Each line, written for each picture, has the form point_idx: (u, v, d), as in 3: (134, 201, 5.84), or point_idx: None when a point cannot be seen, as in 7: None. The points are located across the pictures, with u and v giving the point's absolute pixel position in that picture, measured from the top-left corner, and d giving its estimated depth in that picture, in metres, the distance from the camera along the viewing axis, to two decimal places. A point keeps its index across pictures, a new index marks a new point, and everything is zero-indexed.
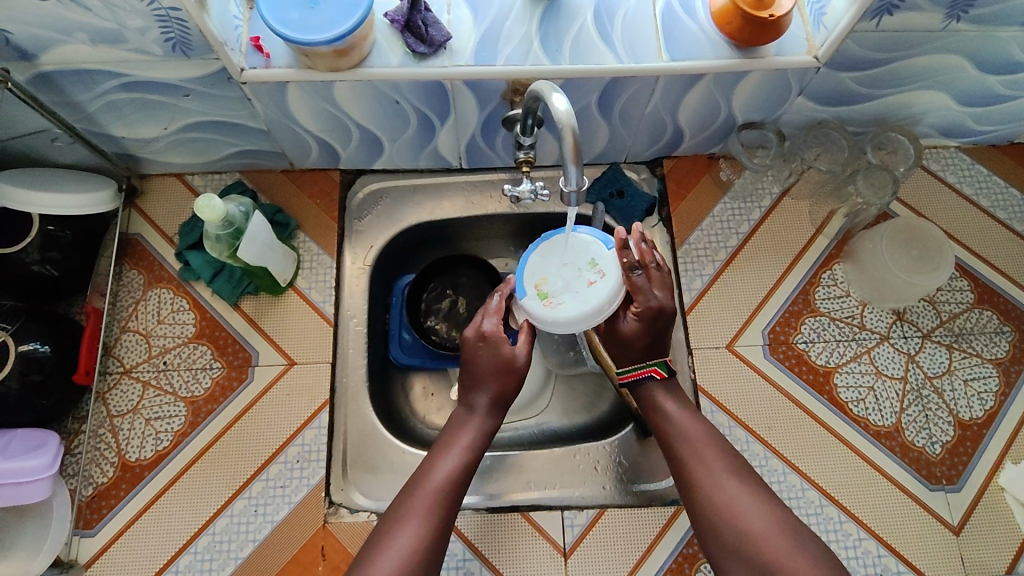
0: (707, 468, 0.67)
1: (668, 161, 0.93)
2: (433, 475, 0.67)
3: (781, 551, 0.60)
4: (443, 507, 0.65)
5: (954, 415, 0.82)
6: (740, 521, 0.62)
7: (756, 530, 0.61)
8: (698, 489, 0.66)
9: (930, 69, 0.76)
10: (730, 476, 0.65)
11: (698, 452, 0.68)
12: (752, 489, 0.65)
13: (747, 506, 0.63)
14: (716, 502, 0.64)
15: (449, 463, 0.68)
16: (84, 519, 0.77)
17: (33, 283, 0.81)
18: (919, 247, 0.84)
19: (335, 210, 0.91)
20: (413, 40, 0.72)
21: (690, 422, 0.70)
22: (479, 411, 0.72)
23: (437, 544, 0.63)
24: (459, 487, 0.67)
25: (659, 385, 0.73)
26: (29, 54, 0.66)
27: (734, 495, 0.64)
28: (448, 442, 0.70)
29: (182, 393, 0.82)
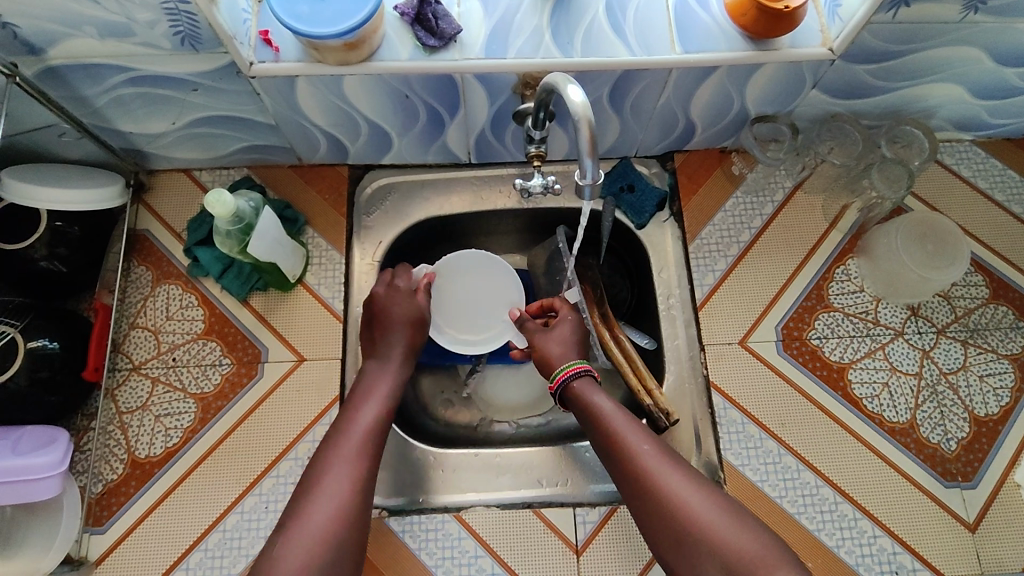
0: (636, 455, 0.66)
1: (679, 155, 0.92)
2: (355, 422, 0.70)
3: (720, 534, 0.58)
4: (368, 453, 0.67)
5: (969, 411, 0.82)
6: (674, 507, 0.61)
7: (696, 514, 0.60)
8: (629, 479, 0.65)
9: (946, 61, 0.75)
10: (661, 459, 0.65)
11: (625, 441, 0.67)
12: (685, 473, 0.64)
13: (680, 492, 0.62)
14: (649, 490, 0.63)
15: (372, 410, 0.72)
16: (94, 516, 0.77)
17: (41, 279, 0.80)
18: (935, 242, 0.83)
19: (344, 205, 0.90)
20: (423, 33, 0.71)
21: (615, 410, 0.70)
22: (392, 362, 0.77)
23: (366, 487, 0.65)
24: (379, 434, 0.70)
25: (583, 380, 0.74)
26: (37, 48, 0.65)
27: (666, 480, 0.63)
28: (370, 391, 0.74)
29: (191, 390, 0.82)
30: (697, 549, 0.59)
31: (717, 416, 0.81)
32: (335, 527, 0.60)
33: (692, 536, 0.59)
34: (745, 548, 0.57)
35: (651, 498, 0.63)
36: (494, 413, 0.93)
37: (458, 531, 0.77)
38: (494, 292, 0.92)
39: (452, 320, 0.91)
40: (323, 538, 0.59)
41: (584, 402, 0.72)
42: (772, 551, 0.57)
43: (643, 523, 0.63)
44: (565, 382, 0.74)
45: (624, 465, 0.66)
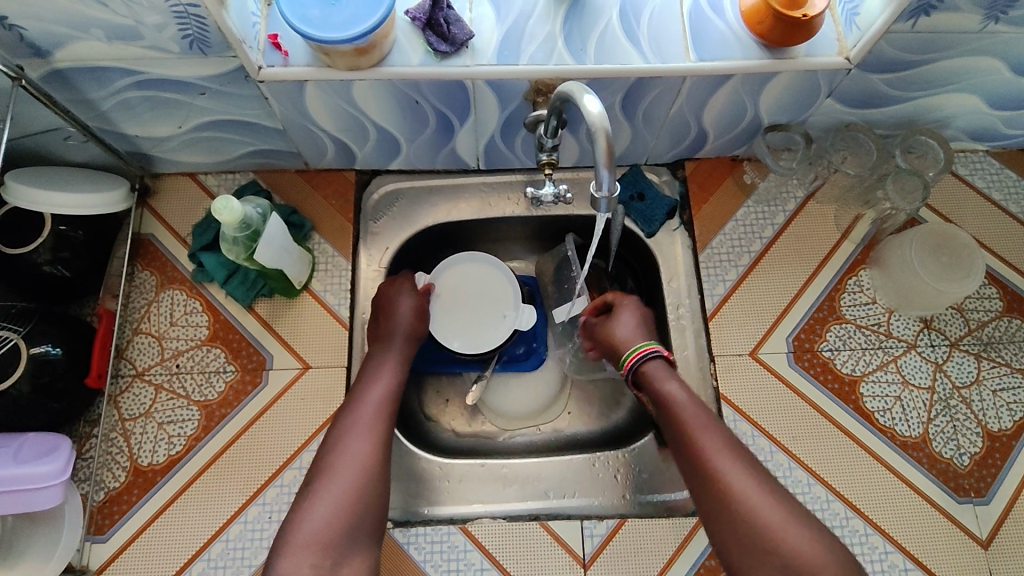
0: (708, 449, 0.63)
1: (689, 163, 0.91)
2: (367, 398, 0.72)
3: (796, 546, 0.57)
4: (381, 428, 0.70)
5: (982, 425, 0.81)
6: (748, 513, 0.58)
7: (772, 524, 0.58)
8: (698, 474, 0.62)
9: (964, 71, 0.74)
10: (731, 459, 0.62)
11: (697, 434, 0.64)
12: (760, 476, 0.61)
13: (757, 497, 0.59)
14: (721, 490, 0.60)
15: (382, 386, 0.73)
16: (96, 524, 0.76)
17: (44, 284, 0.79)
18: (950, 254, 0.82)
19: (351, 211, 0.89)
20: (434, 39, 0.70)
21: (688, 400, 0.67)
22: (397, 342, 0.79)
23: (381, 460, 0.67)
24: (390, 413, 0.72)
25: (655, 364, 0.71)
26: (43, 51, 0.64)
27: (741, 482, 0.60)
28: (381, 367, 0.76)
29: (195, 397, 0.81)
30: (774, 559, 0.57)
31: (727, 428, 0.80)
32: (351, 502, 0.63)
33: (768, 543, 0.57)
34: (818, 564, 0.56)
35: (722, 499, 0.60)
36: (500, 423, 0.92)
37: (464, 544, 0.76)
38: (496, 295, 0.91)
39: (452, 322, 0.89)
40: (339, 513, 0.62)
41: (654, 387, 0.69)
42: (844, 569, 0.56)
43: (708, 519, 0.61)
44: (640, 360, 0.71)
45: (694, 460, 0.63)
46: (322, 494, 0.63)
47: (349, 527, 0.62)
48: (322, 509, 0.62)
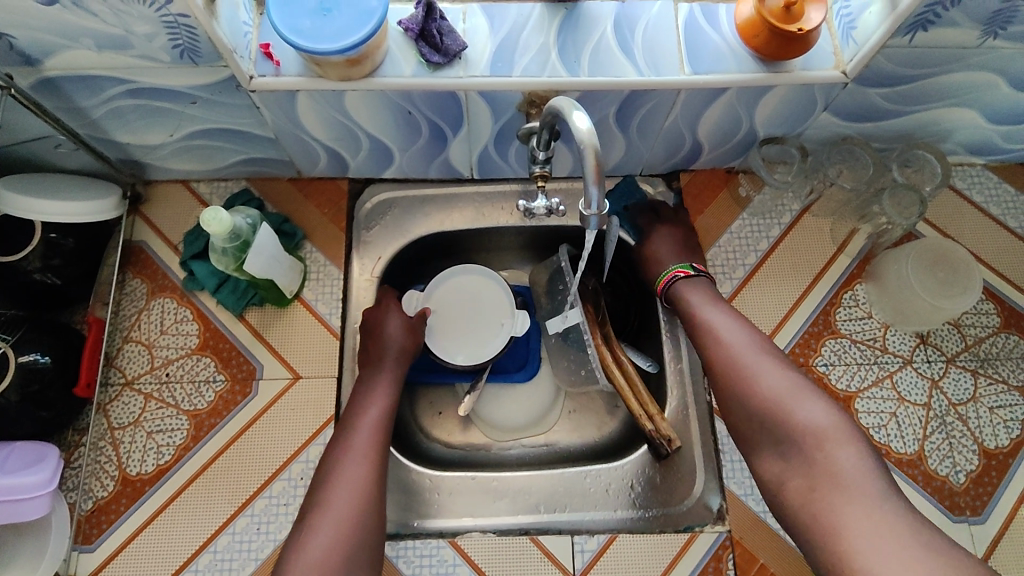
0: (719, 338, 0.72)
1: (684, 174, 0.91)
2: (361, 424, 0.72)
3: (792, 410, 0.64)
4: (375, 456, 0.70)
5: (979, 443, 0.80)
6: (751, 381, 0.68)
7: (774, 391, 0.66)
8: (712, 358, 0.72)
9: (962, 86, 0.74)
10: (749, 347, 0.71)
11: (713, 326, 0.74)
12: (769, 356, 0.70)
13: (758, 371, 0.68)
14: (730, 368, 0.70)
15: (375, 412, 0.74)
16: (83, 534, 0.75)
17: (34, 291, 0.79)
18: (947, 269, 0.81)
19: (343, 220, 0.89)
20: (427, 49, 0.70)
21: (710, 305, 0.76)
22: (387, 367, 0.78)
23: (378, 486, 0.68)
24: (384, 437, 0.72)
25: (684, 282, 0.79)
26: (33, 59, 0.64)
27: (750, 360, 0.69)
28: (373, 393, 0.75)
29: (184, 406, 0.80)
30: (772, 419, 0.65)
31: (720, 444, 0.79)
32: (349, 533, 0.64)
33: (768, 408, 0.66)
34: (813, 422, 0.63)
35: (731, 375, 0.70)
36: (492, 435, 0.92)
37: (453, 558, 0.75)
38: (488, 307, 0.91)
39: (447, 337, 0.89)
40: (337, 548, 0.63)
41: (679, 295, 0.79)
42: (839, 427, 0.63)
43: (722, 393, 0.70)
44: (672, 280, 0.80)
45: (710, 347, 0.73)
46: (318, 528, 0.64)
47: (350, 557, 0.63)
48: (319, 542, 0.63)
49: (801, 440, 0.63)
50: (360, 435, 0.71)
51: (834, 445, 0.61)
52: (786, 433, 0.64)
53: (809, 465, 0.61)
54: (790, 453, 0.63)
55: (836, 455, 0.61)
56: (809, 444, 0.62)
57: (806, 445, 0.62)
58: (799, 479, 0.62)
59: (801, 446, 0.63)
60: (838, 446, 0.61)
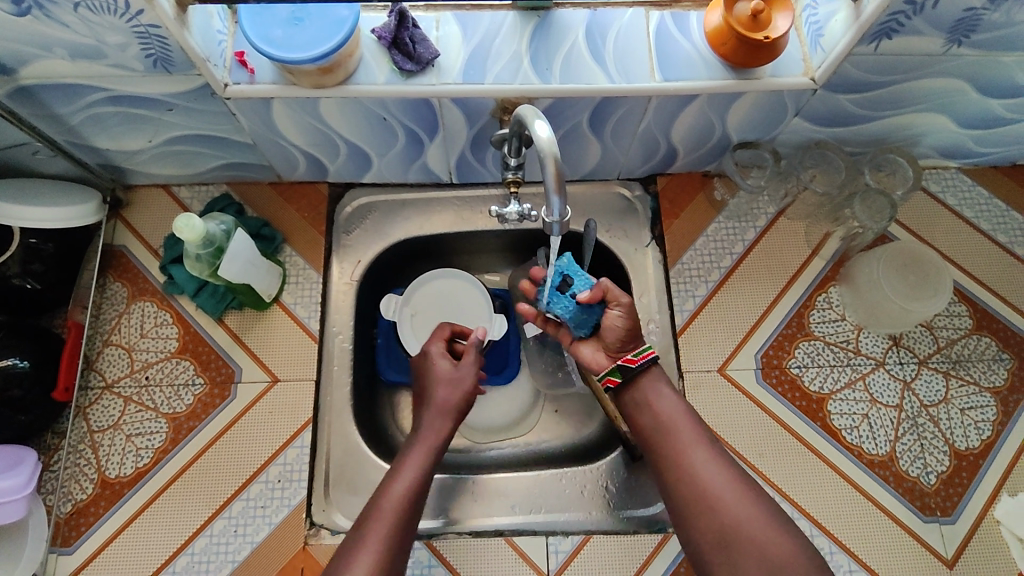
0: (681, 446, 0.67)
1: (661, 178, 0.91)
2: (391, 489, 0.67)
3: (762, 543, 0.60)
4: (398, 530, 0.64)
5: (950, 444, 0.81)
6: (720, 506, 0.62)
7: (745, 520, 0.61)
8: (676, 472, 0.66)
9: (930, 91, 0.74)
10: (712, 461, 0.65)
11: (677, 432, 0.68)
12: (733, 473, 0.65)
13: (727, 491, 0.63)
14: (696, 486, 0.64)
15: (406, 475, 0.68)
16: (62, 536, 0.76)
17: (14, 296, 0.79)
18: (918, 272, 0.82)
19: (323, 223, 0.90)
20: (400, 57, 0.70)
21: (674, 404, 0.70)
22: (429, 419, 0.74)
23: (393, 560, 0.62)
24: (417, 502, 0.67)
25: (649, 372, 0.72)
26: (7, 68, 0.65)
27: (716, 479, 0.64)
28: (414, 449, 0.71)
29: (164, 409, 0.81)
30: (743, 554, 0.60)
31: None
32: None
33: (739, 538, 0.60)
34: (781, 552, 0.59)
35: (697, 495, 0.64)
36: (473, 436, 0.92)
37: (428, 559, 0.76)
38: (468, 309, 0.92)
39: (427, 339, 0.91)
40: None
41: (640, 388, 0.71)
42: (812, 564, 0.59)
43: (685, 516, 0.64)
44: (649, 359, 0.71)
45: (672, 458, 0.67)
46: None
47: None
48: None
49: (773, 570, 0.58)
50: (387, 500, 0.66)
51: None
52: (760, 565, 0.59)
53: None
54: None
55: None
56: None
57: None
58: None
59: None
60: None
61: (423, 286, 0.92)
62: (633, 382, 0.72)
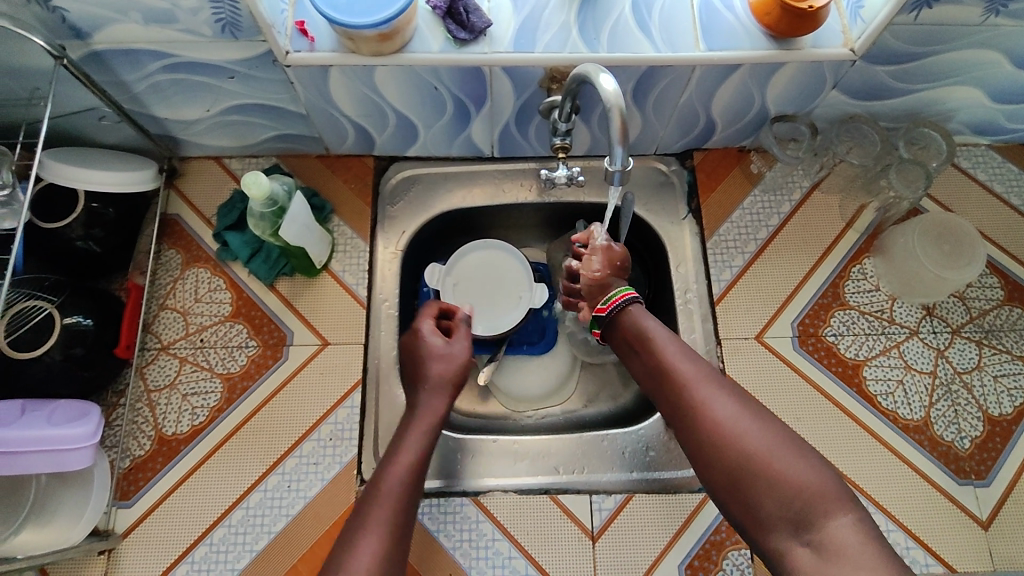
0: (682, 385, 0.65)
1: (698, 153, 0.94)
2: (391, 471, 0.64)
3: (772, 469, 0.56)
4: (406, 501, 0.63)
5: (983, 410, 0.82)
6: (723, 436, 0.59)
7: (753, 444, 0.57)
8: (679, 410, 0.64)
9: (965, 64, 0.77)
10: (717, 392, 0.62)
11: (677, 371, 0.66)
12: (738, 402, 0.61)
13: (731, 416, 0.60)
14: (699, 421, 0.61)
15: (407, 455, 0.66)
16: (122, 490, 0.78)
17: (75, 259, 0.82)
18: (952, 242, 0.84)
19: (369, 195, 0.93)
20: (454, 27, 0.73)
21: (673, 347, 0.68)
22: (426, 398, 0.73)
23: (400, 542, 0.60)
24: (418, 483, 0.65)
25: (634, 308, 0.73)
26: (83, 33, 0.68)
27: (720, 410, 0.61)
28: (415, 430, 0.69)
29: (218, 369, 0.84)
30: (751, 485, 0.56)
31: None
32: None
33: (745, 466, 0.57)
34: (796, 479, 0.55)
35: (701, 427, 0.61)
36: (509, 404, 0.95)
37: (476, 515, 0.78)
38: (507, 281, 0.95)
39: (465, 307, 0.93)
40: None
41: (637, 336, 0.71)
42: (829, 489, 0.54)
43: (693, 454, 0.62)
44: (620, 306, 0.74)
45: (677, 391, 0.65)
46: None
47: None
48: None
49: (789, 501, 0.54)
50: (389, 484, 0.63)
51: (827, 507, 0.53)
52: (776, 496, 0.55)
53: (810, 542, 0.52)
54: (786, 524, 0.54)
55: (839, 524, 0.52)
56: (804, 511, 0.53)
57: (801, 513, 0.53)
58: (802, 559, 0.52)
59: (796, 514, 0.54)
60: (830, 508, 0.53)
61: (462, 258, 0.95)
62: (626, 330, 0.73)
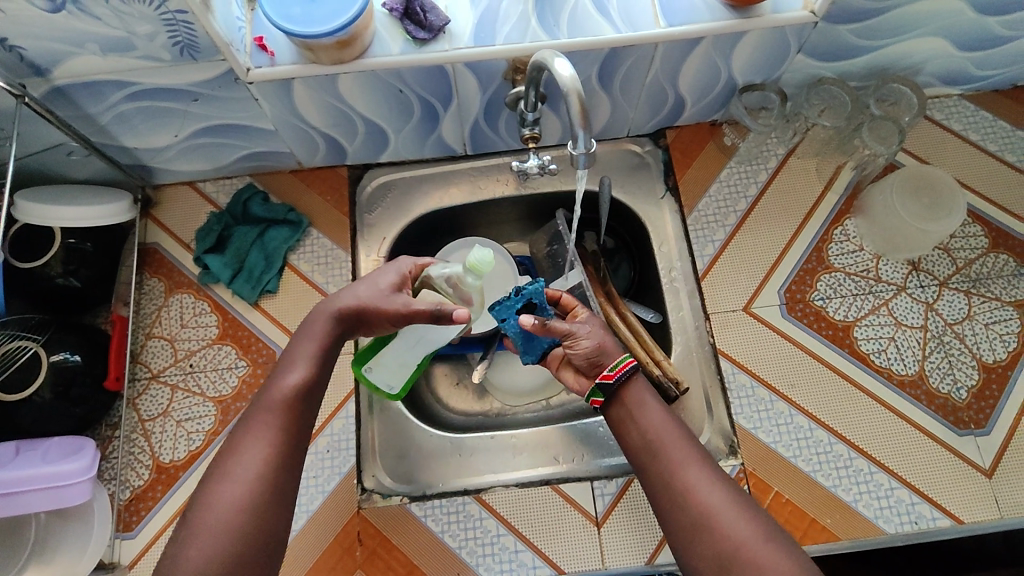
0: (674, 464, 0.62)
1: (670, 131, 0.94)
2: (282, 390, 0.64)
3: (762, 564, 0.55)
4: (289, 425, 0.62)
5: (977, 358, 0.82)
6: (718, 526, 0.57)
7: (741, 536, 0.56)
8: (670, 491, 0.61)
9: (928, 15, 0.76)
10: (706, 477, 0.60)
11: (669, 449, 0.63)
12: (729, 488, 0.60)
13: (721, 503, 0.58)
14: (692, 507, 0.59)
15: (295, 375, 0.65)
16: (124, 521, 0.78)
17: (57, 297, 0.82)
18: (931, 195, 0.84)
19: (346, 205, 0.92)
20: (412, 27, 0.73)
21: (665, 424, 0.64)
22: (316, 329, 0.68)
23: (291, 451, 0.62)
24: (308, 403, 0.65)
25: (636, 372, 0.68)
26: (42, 69, 0.68)
27: (710, 495, 0.59)
28: (300, 352, 0.67)
29: (210, 394, 0.83)
30: None
31: (726, 382, 0.82)
32: (262, 494, 0.58)
33: (738, 560, 0.55)
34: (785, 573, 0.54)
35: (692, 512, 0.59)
36: (505, 400, 0.95)
37: (479, 512, 0.78)
38: (494, 277, 0.95)
39: None
40: (248, 512, 0.57)
41: (627, 407, 0.66)
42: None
43: (679, 537, 0.59)
44: (629, 372, 0.67)
45: (665, 473, 0.62)
46: (224, 485, 0.57)
47: (260, 524, 0.57)
48: (224, 496, 0.57)
49: None
50: (280, 404, 0.63)
51: None
52: None
53: None
54: None
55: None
56: None
57: None
58: None
59: None
60: None
61: (448, 252, 0.95)
62: (622, 401, 0.67)
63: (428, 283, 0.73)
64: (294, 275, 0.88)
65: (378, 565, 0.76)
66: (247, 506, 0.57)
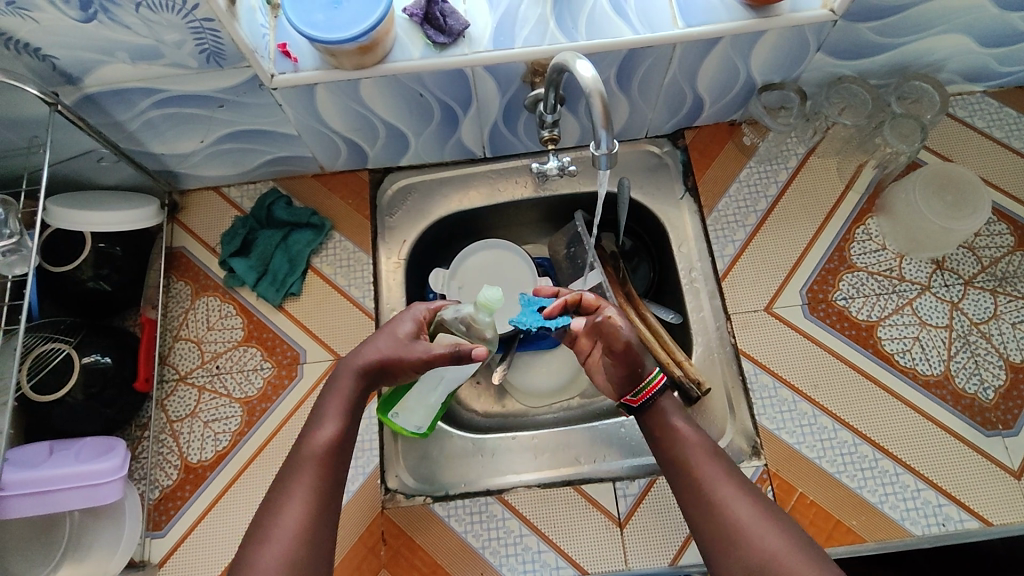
0: (703, 482, 0.62)
1: (689, 132, 0.94)
2: (315, 446, 0.65)
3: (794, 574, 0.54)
4: (323, 480, 0.63)
5: (1004, 358, 0.81)
6: (747, 540, 0.57)
7: (771, 547, 0.56)
8: (700, 503, 0.61)
9: (949, 12, 0.76)
10: (734, 490, 0.61)
11: (697, 464, 0.63)
12: (758, 503, 0.60)
13: (749, 516, 0.58)
14: (721, 519, 0.59)
15: (328, 429, 0.66)
16: (154, 520, 0.79)
17: (88, 299, 0.83)
18: (956, 194, 0.84)
19: (367, 208, 0.93)
20: (432, 31, 0.74)
21: (694, 437, 0.65)
22: (336, 385, 0.69)
23: (326, 507, 0.62)
24: (341, 458, 0.66)
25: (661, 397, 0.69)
26: (74, 77, 0.70)
27: (738, 508, 0.59)
28: (329, 406, 0.68)
29: (236, 395, 0.85)
30: None
31: (748, 382, 0.82)
32: (301, 551, 0.58)
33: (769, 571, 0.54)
34: None
35: (722, 524, 0.59)
36: (526, 401, 0.95)
37: (502, 512, 0.78)
38: (514, 278, 0.96)
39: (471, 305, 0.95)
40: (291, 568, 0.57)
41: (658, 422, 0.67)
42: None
43: (713, 553, 0.59)
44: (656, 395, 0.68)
45: (694, 486, 0.62)
46: (264, 545, 0.58)
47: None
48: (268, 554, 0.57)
49: None
50: (313, 461, 0.64)
51: None
52: None
53: None
54: None
55: None
56: None
57: None
58: None
59: None
60: None
61: (467, 255, 0.96)
62: (653, 426, 0.68)
63: (443, 326, 0.75)
64: (317, 277, 0.90)
65: (402, 564, 0.76)
66: (289, 562, 0.57)
